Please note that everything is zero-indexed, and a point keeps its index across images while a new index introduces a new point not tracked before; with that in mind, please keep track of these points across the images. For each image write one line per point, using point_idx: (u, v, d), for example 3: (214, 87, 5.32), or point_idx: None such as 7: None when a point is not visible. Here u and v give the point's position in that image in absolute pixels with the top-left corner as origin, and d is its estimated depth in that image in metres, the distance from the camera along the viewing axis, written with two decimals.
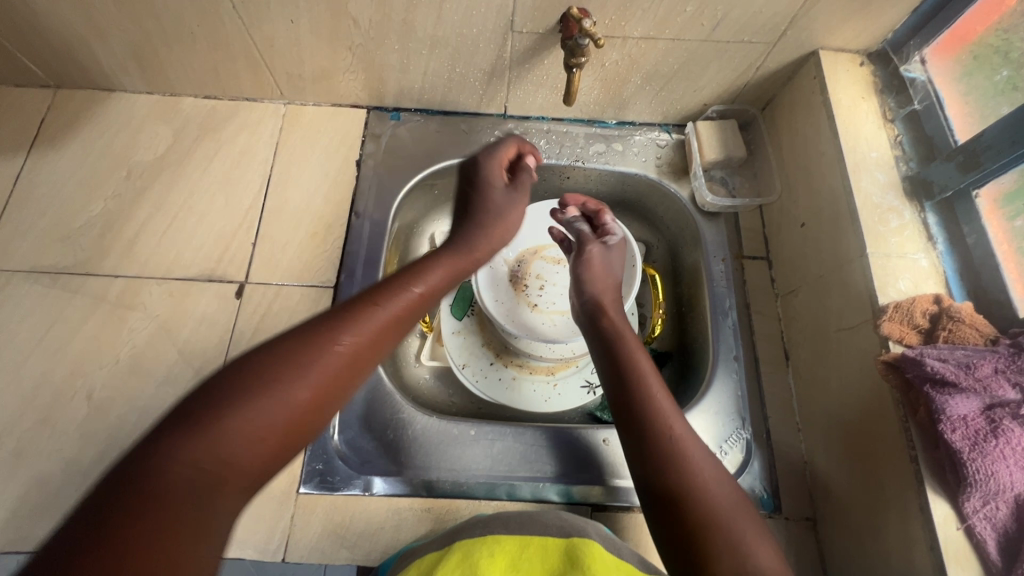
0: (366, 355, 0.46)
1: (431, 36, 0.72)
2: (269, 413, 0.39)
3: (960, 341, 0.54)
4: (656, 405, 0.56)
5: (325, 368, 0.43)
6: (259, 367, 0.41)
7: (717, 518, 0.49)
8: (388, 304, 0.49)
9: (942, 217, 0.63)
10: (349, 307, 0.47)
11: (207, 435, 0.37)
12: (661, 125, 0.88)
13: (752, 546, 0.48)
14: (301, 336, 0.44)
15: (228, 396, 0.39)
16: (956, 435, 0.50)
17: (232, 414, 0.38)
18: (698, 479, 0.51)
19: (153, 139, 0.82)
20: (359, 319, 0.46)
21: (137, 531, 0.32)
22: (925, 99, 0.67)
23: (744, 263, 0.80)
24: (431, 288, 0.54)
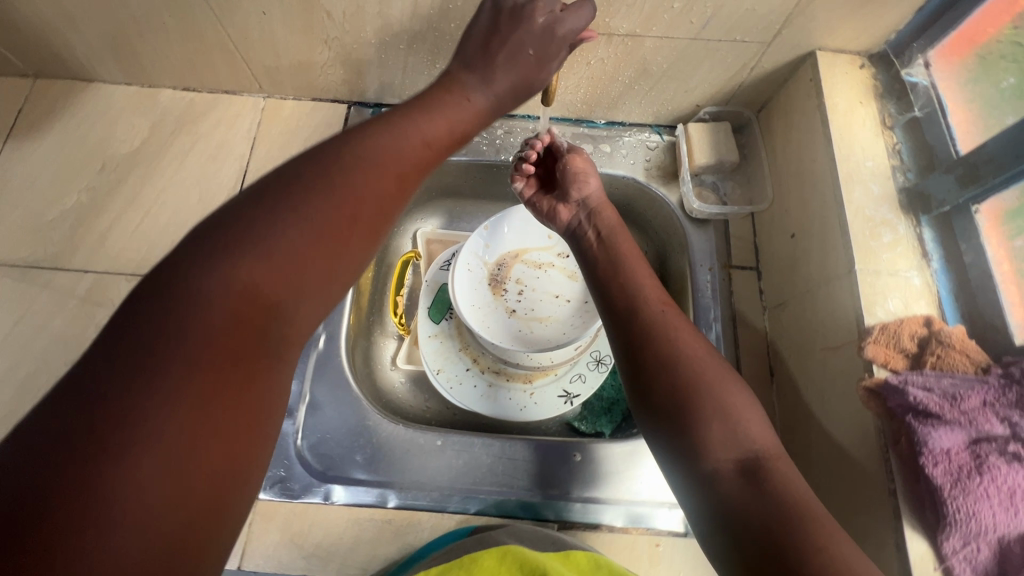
0: (373, 211, 0.40)
1: (408, 31, 0.69)
2: (280, 250, 0.35)
3: (949, 369, 0.51)
4: (640, 293, 0.56)
5: (333, 214, 0.38)
6: (257, 204, 0.37)
7: (701, 391, 0.48)
8: (407, 140, 0.45)
9: (938, 233, 0.59)
10: (332, 152, 0.41)
11: (245, 254, 0.34)
12: (652, 126, 0.84)
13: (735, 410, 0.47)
14: (308, 172, 0.39)
15: (224, 257, 0.34)
16: (937, 470, 0.46)
17: (231, 279, 0.33)
18: (681, 354, 0.50)
19: (129, 131, 0.81)
20: (375, 160, 0.42)
21: (185, 403, 0.30)
22: (927, 106, 0.63)
23: (732, 273, 0.76)
24: (453, 130, 0.50)
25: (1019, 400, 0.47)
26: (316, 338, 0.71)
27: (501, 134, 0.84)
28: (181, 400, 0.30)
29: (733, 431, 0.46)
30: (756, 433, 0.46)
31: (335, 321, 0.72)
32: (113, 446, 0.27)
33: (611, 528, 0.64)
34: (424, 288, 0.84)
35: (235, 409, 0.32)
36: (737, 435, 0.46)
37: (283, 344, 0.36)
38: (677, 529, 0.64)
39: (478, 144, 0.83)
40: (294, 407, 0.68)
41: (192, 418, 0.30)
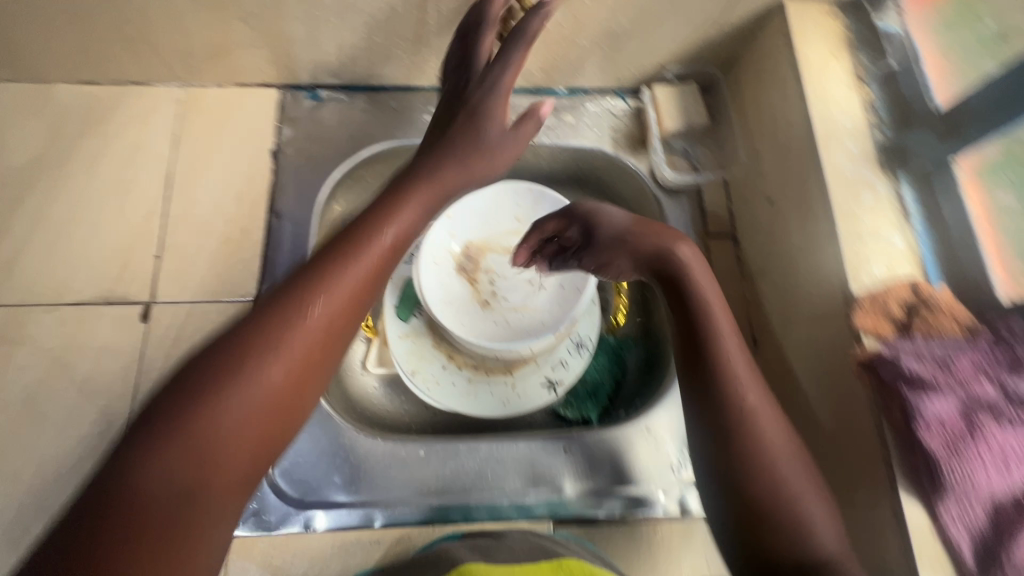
0: (297, 374, 0.41)
1: (338, 1, 0.61)
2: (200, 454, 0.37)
3: (938, 333, 0.50)
4: (685, 275, 0.52)
5: (245, 419, 0.39)
6: (179, 401, 0.38)
7: (787, 500, 0.44)
8: (294, 334, 0.42)
9: (919, 190, 0.57)
10: (253, 326, 0.42)
11: (170, 454, 0.36)
12: (616, 91, 0.79)
13: (814, 524, 0.44)
14: (218, 369, 0.39)
15: (148, 453, 0.36)
16: (932, 438, 0.46)
17: (158, 479, 0.35)
18: (773, 459, 0.46)
19: (23, 137, 0.69)
20: (313, 287, 0.44)
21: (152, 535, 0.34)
22: (901, 57, 0.60)
23: (709, 243, 0.74)
24: (353, 297, 0.45)
25: (1009, 361, 0.47)
26: None
27: None
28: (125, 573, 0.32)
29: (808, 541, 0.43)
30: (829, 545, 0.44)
31: None
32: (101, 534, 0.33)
33: (608, 519, 0.62)
34: (388, 285, 0.79)
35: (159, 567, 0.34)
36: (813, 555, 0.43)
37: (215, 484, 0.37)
38: (674, 512, 0.62)
39: None
40: None
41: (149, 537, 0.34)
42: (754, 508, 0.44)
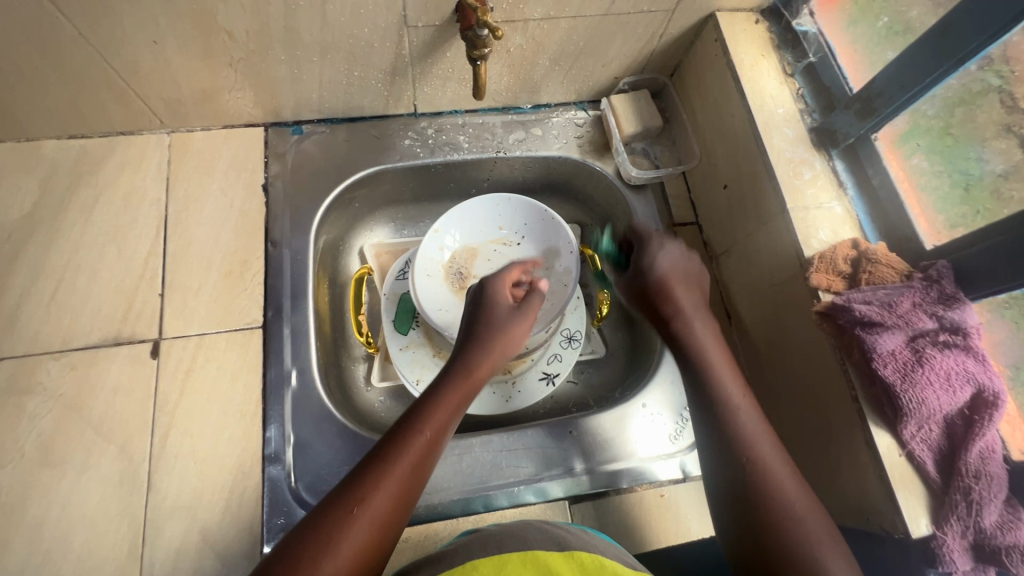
0: (399, 506, 0.47)
1: (320, 42, 0.66)
2: (347, 549, 0.43)
3: (880, 281, 0.57)
4: (716, 378, 0.57)
5: (371, 517, 0.45)
6: (321, 513, 0.45)
7: (803, 540, 0.47)
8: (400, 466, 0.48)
9: (848, 163, 0.66)
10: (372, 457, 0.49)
11: (316, 550, 0.42)
12: (577, 103, 0.87)
13: (831, 566, 0.46)
14: (357, 479, 0.47)
15: (308, 539, 0.43)
16: (888, 369, 0.53)
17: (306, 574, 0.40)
18: (787, 503, 0.49)
19: (15, 193, 0.71)
20: (390, 461, 0.49)
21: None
22: (819, 51, 0.69)
23: (676, 231, 0.82)
24: (439, 434, 0.53)
25: (940, 296, 0.54)
26: (287, 375, 0.68)
27: (432, 133, 0.83)
28: None
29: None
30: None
31: (303, 354, 0.69)
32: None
33: (619, 491, 0.68)
34: (384, 301, 0.83)
35: None
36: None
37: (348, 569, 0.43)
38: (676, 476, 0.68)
39: (411, 147, 0.82)
40: (280, 450, 0.65)
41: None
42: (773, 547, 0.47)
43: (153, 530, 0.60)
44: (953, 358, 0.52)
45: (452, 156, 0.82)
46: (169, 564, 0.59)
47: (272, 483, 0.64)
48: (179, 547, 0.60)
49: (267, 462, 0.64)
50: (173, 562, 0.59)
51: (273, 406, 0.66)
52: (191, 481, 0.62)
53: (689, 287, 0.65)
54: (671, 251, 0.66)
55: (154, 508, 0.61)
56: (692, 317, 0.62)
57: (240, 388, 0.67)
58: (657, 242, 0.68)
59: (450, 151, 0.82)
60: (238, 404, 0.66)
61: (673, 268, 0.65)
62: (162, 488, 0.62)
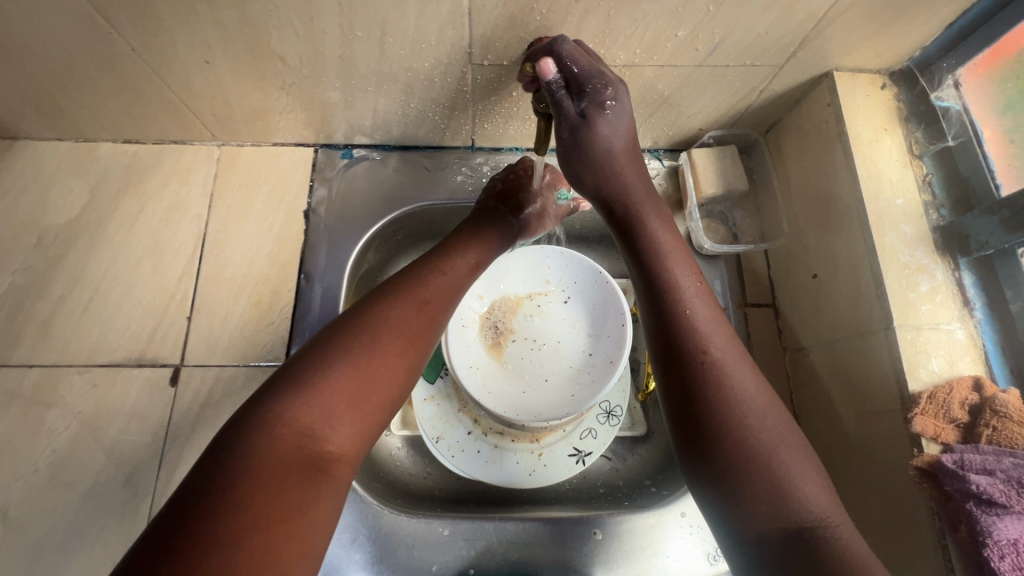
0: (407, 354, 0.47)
1: (377, 72, 0.61)
2: (345, 383, 0.42)
3: (1009, 443, 0.46)
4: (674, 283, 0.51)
5: (365, 383, 0.43)
6: (301, 371, 0.43)
7: (770, 451, 0.42)
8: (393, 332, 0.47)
9: (979, 277, 0.54)
10: (351, 321, 0.47)
11: (316, 398, 0.41)
12: (651, 151, 0.77)
13: (800, 481, 0.41)
14: (354, 332, 0.46)
15: (314, 378, 0.42)
16: (1004, 563, 0.42)
17: (303, 428, 0.39)
18: (736, 397, 0.44)
19: (67, 196, 0.71)
20: (388, 316, 0.48)
21: (320, 406, 0.41)
22: (961, 135, 0.57)
23: (748, 312, 0.71)
24: (433, 306, 0.52)
25: None
26: None
27: (487, 171, 0.76)
28: (295, 432, 0.39)
29: (794, 499, 0.41)
30: (813, 502, 0.41)
31: None
32: (264, 427, 0.39)
33: None
34: None
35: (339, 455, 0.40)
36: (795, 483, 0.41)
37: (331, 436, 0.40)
38: None
39: (463, 184, 0.75)
40: None
41: (327, 410, 0.41)
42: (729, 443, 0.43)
43: None
44: None
45: None
46: None
47: None
48: None
49: None
50: None
51: None
52: None
53: (633, 163, 0.58)
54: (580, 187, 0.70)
55: None
56: (633, 180, 0.57)
57: None
58: (614, 96, 0.55)
59: None
60: None
61: (590, 164, 0.57)
62: None
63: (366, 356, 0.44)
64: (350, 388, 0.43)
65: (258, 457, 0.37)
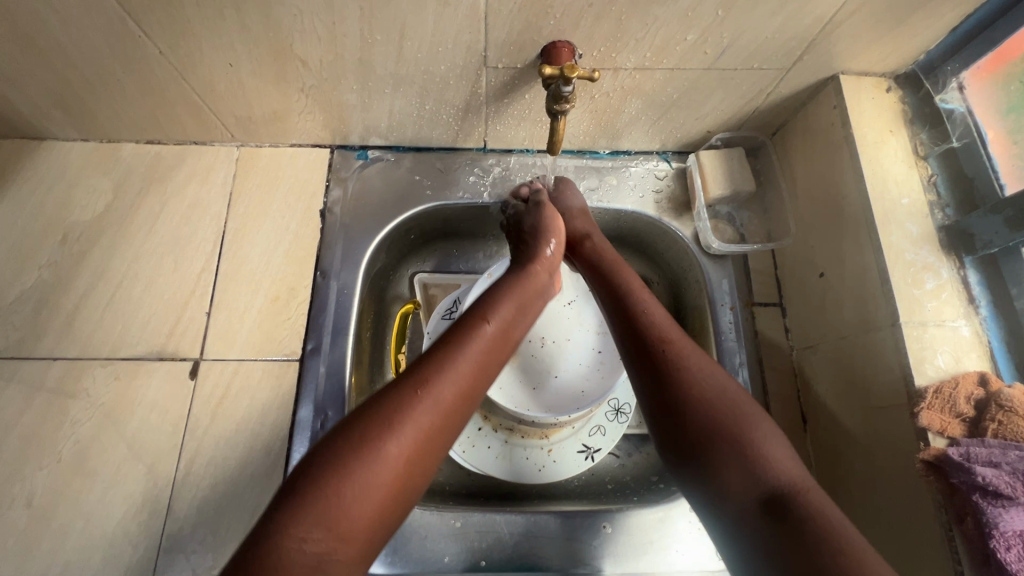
0: (429, 446, 0.42)
1: (394, 75, 0.63)
2: (355, 482, 0.39)
3: (1014, 436, 0.46)
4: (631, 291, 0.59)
5: (379, 482, 0.39)
6: (312, 475, 0.39)
7: (735, 428, 0.47)
8: (419, 416, 0.42)
9: (984, 276, 0.55)
10: (371, 408, 0.42)
11: (322, 505, 0.38)
12: (659, 153, 0.79)
13: (766, 447, 0.46)
14: (373, 422, 0.41)
15: (320, 482, 0.38)
16: (1011, 555, 0.42)
17: (303, 537, 0.36)
18: (701, 384, 0.50)
19: (91, 194, 0.73)
20: (412, 407, 0.42)
21: (322, 518, 0.37)
22: (965, 136, 0.58)
23: (755, 311, 0.72)
24: (469, 381, 0.46)
25: None
26: (317, 417, 0.65)
27: (498, 172, 0.78)
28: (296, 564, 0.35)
29: (763, 465, 0.45)
30: (783, 468, 0.45)
31: (335, 397, 0.66)
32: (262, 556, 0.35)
33: None
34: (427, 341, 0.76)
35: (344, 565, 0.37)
36: (768, 464, 0.45)
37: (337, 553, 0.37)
38: None
39: (475, 185, 0.77)
40: None
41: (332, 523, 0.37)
42: (698, 432, 0.48)
43: (165, 558, 0.59)
44: None
45: None
46: None
47: None
48: None
49: None
50: None
51: (297, 448, 0.64)
52: (207, 513, 0.61)
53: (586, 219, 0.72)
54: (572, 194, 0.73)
55: (169, 535, 0.60)
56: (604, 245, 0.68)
57: (269, 423, 0.65)
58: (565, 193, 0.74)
59: None
60: (264, 440, 0.64)
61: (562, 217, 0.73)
62: (180, 516, 0.61)
63: (380, 454, 0.40)
64: (362, 493, 0.39)
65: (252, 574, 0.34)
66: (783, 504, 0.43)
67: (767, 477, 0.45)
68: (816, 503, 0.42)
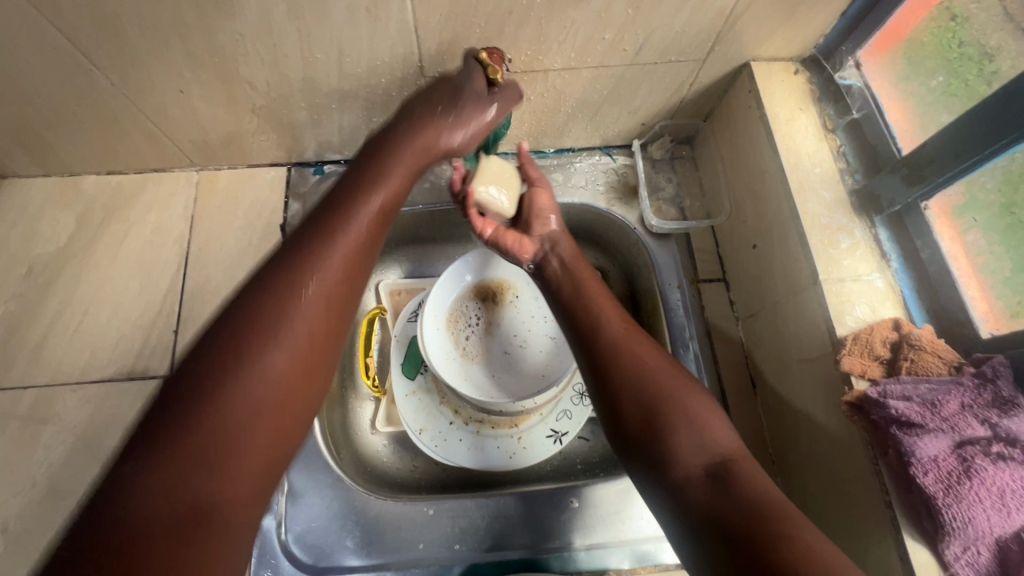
0: (294, 367, 0.42)
1: (338, 90, 0.67)
2: (218, 435, 0.38)
3: (924, 372, 0.51)
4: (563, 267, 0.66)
5: (252, 420, 0.39)
6: (159, 426, 0.37)
7: (676, 402, 0.51)
8: (278, 342, 0.42)
9: (893, 231, 0.60)
10: (220, 339, 0.41)
11: (186, 456, 0.36)
12: (602, 148, 0.84)
13: (704, 419, 0.50)
14: (215, 358, 0.40)
15: (171, 432, 0.37)
16: (929, 478, 0.47)
17: (163, 488, 0.35)
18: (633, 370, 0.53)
19: (54, 226, 0.75)
20: (269, 332, 0.42)
21: (183, 467, 0.36)
22: (864, 107, 0.64)
23: (701, 288, 0.77)
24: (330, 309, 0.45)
25: (994, 399, 0.47)
26: None
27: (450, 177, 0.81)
28: (160, 520, 0.34)
29: (700, 438, 0.48)
30: (719, 438, 0.49)
31: None
32: (104, 519, 0.33)
33: (618, 572, 0.62)
34: (395, 343, 0.81)
35: (218, 514, 0.37)
36: (639, 383, 0.52)
37: (220, 504, 0.37)
38: None
39: (429, 190, 0.80)
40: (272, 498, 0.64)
41: (197, 471, 0.36)
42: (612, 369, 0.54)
43: None
44: (1009, 474, 0.45)
45: None
46: None
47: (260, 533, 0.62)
48: None
49: None
50: None
51: None
52: None
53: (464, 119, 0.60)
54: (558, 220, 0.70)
55: None
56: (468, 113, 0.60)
57: None
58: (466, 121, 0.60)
59: None
60: None
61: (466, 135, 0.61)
62: None
63: (239, 389, 0.39)
64: (226, 432, 0.38)
65: (123, 531, 0.33)
66: (719, 471, 0.46)
67: (707, 447, 0.48)
68: (748, 472, 0.46)
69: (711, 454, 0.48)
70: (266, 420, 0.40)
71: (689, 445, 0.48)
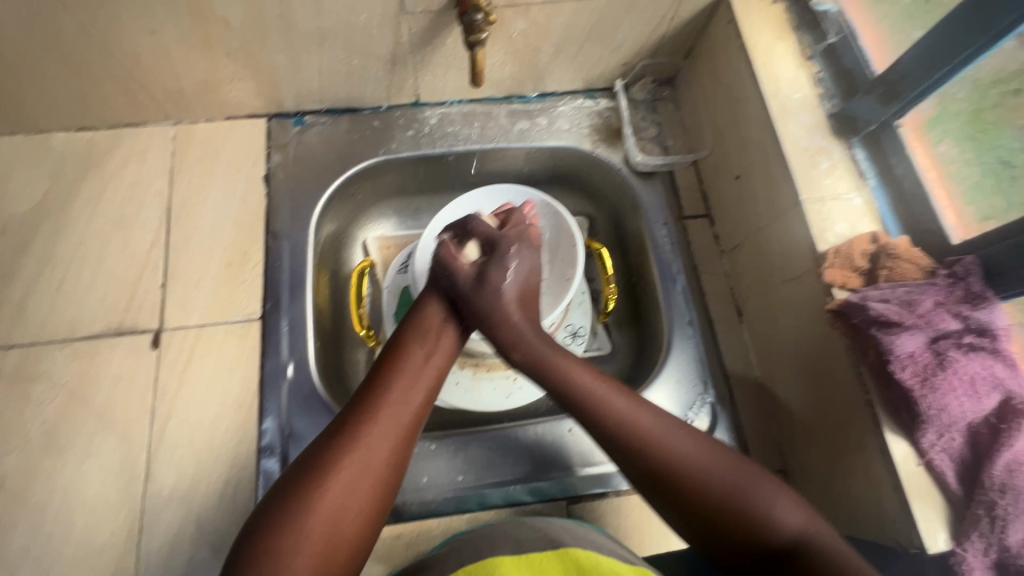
0: (373, 484, 0.46)
1: (317, 30, 0.65)
2: (323, 510, 0.43)
3: (901, 278, 0.53)
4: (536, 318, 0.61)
5: (350, 482, 0.45)
6: (270, 519, 0.42)
7: (745, 496, 0.46)
8: (344, 472, 0.45)
9: (870, 151, 0.62)
10: (296, 480, 0.45)
11: (296, 521, 0.42)
12: (584, 92, 0.84)
13: (773, 505, 0.46)
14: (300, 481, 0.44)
15: (272, 529, 0.42)
16: (905, 373, 0.49)
17: (295, 542, 0.41)
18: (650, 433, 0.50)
19: (26, 185, 0.73)
20: (342, 458, 0.45)
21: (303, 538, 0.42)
22: (840, 32, 0.65)
23: (686, 224, 0.79)
24: (401, 425, 0.49)
25: (965, 295, 0.50)
26: (284, 368, 0.67)
27: (434, 124, 0.81)
28: None
29: (767, 520, 0.45)
30: (790, 521, 0.45)
31: (301, 348, 0.68)
32: None
33: (618, 492, 0.65)
34: (386, 295, 0.80)
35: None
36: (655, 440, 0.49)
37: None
38: None
39: (414, 139, 0.80)
40: (275, 442, 0.64)
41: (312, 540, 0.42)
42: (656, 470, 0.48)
43: (150, 518, 0.60)
44: (979, 362, 0.48)
45: (452, 147, 0.80)
46: (163, 553, 0.59)
47: (266, 475, 0.63)
48: (174, 536, 0.60)
49: (262, 455, 0.64)
50: (167, 550, 0.59)
51: (270, 398, 0.66)
52: (187, 471, 0.62)
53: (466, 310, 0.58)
54: (522, 261, 0.60)
55: (150, 496, 0.61)
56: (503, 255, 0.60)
57: (238, 380, 0.67)
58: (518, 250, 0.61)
59: (451, 143, 0.80)
60: (235, 396, 0.66)
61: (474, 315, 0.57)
62: (160, 477, 0.62)
63: (337, 471, 0.45)
64: (335, 492, 0.44)
65: None
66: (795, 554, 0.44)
67: (777, 533, 0.45)
68: (830, 552, 0.43)
69: (784, 537, 0.45)
70: (362, 484, 0.45)
71: (758, 538, 0.45)
